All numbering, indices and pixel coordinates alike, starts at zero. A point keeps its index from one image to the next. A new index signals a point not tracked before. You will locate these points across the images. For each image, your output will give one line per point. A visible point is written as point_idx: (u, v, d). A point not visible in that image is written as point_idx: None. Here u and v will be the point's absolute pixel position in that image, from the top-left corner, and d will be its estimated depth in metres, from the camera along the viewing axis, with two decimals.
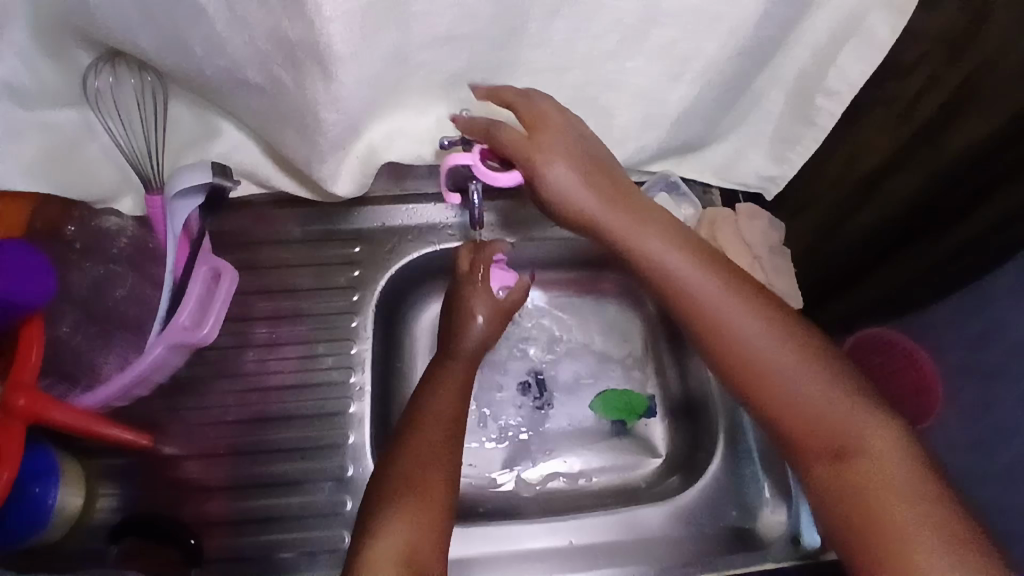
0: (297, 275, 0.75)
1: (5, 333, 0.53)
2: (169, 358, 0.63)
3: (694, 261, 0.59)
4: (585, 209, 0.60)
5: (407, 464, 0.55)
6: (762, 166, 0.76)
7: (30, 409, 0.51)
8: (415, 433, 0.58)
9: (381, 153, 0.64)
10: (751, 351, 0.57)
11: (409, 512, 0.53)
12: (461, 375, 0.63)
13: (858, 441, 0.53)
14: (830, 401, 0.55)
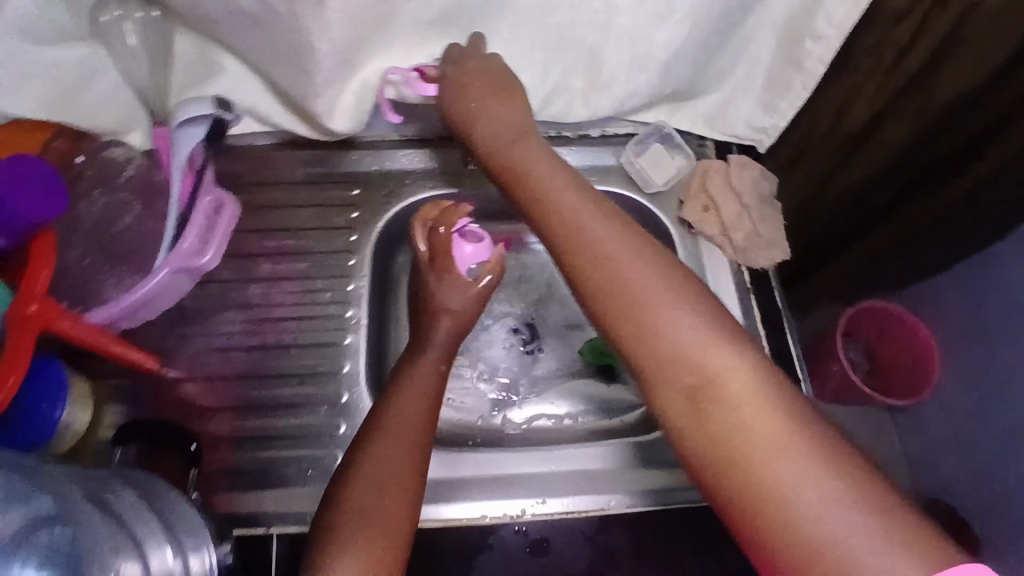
0: (298, 214, 0.78)
1: (20, 246, 0.55)
2: (175, 282, 0.66)
3: (569, 188, 0.54)
4: (499, 152, 0.60)
5: (370, 481, 0.57)
6: (752, 116, 0.77)
7: (42, 315, 0.54)
8: (374, 450, 0.58)
9: (376, 89, 0.66)
10: (615, 280, 0.48)
11: (370, 536, 0.53)
12: (421, 385, 0.64)
13: (719, 377, 0.44)
14: (694, 333, 0.46)
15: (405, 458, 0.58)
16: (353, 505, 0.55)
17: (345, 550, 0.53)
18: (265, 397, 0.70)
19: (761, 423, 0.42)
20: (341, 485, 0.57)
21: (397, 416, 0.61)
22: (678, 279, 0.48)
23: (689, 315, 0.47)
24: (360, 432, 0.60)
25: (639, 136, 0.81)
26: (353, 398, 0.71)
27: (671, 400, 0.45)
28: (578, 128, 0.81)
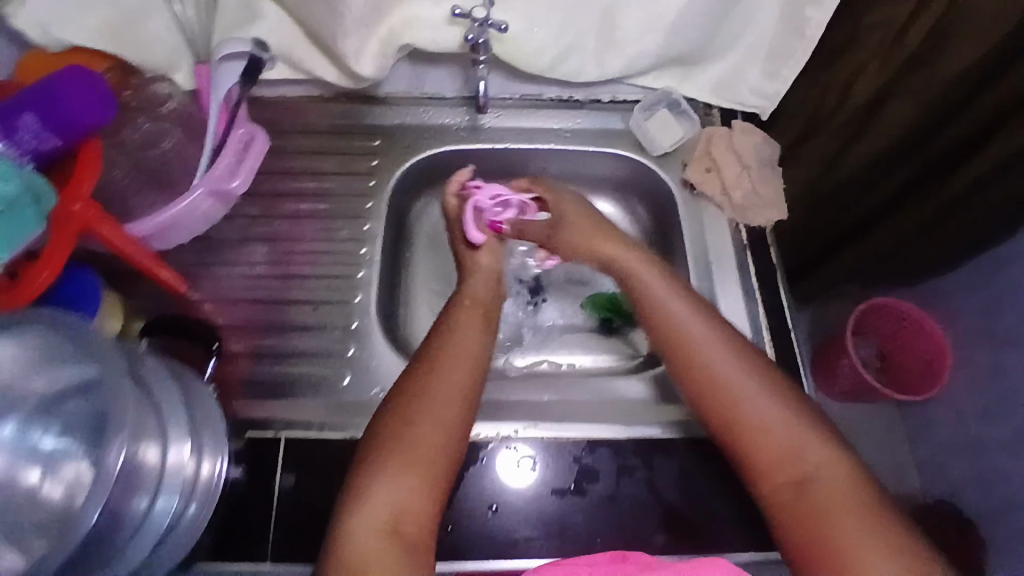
0: (322, 160, 0.84)
1: (67, 154, 0.61)
2: (208, 206, 0.72)
3: (680, 294, 0.69)
4: (602, 246, 0.76)
5: (415, 423, 0.62)
6: (757, 84, 0.80)
7: (83, 216, 0.59)
8: (424, 383, 0.64)
9: (400, 36, 0.69)
10: (743, 401, 0.64)
11: (406, 471, 0.59)
12: (463, 335, 0.69)
13: (812, 467, 0.60)
14: (788, 435, 0.62)
15: (451, 403, 0.63)
16: (398, 442, 0.60)
17: (382, 480, 0.59)
18: (281, 322, 0.75)
19: (801, 458, 0.61)
20: (380, 424, 0.62)
21: (442, 361, 0.66)
22: (740, 351, 0.66)
23: (756, 383, 0.64)
24: (404, 379, 0.66)
25: (647, 101, 0.84)
26: (363, 325, 0.75)
27: (740, 449, 0.63)
28: (588, 90, 0.85)
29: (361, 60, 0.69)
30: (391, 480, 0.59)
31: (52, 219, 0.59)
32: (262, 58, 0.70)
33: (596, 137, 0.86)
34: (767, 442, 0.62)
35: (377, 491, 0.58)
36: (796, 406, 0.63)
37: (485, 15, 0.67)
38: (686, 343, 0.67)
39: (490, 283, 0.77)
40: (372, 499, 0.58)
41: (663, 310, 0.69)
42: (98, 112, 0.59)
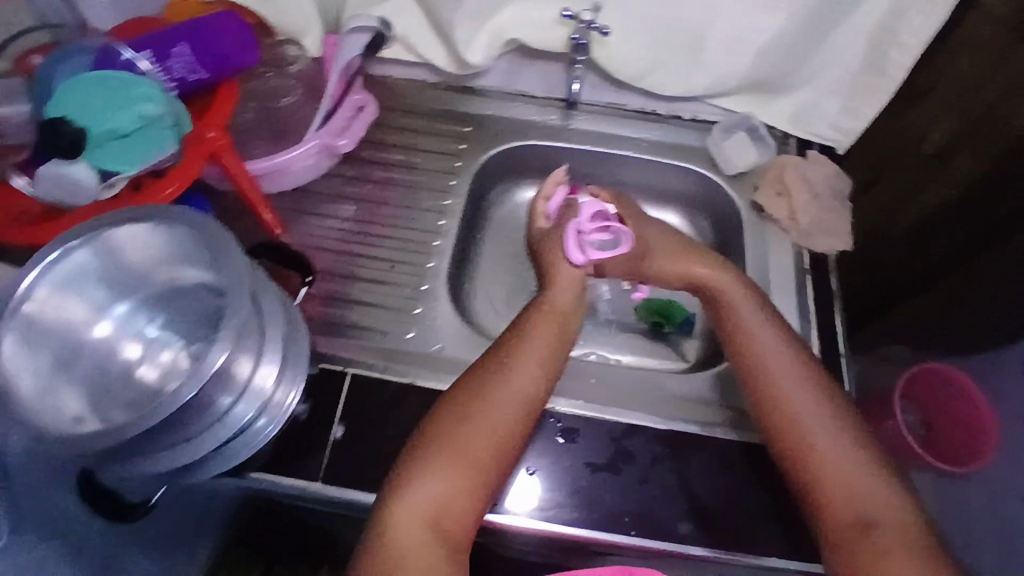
0: (414, 137, 0.90)
1: (208, 89, 0.70)
2: (317, 160, 0.78)
3: (770, 325, 0.72)
4: (696, 271, 0.77)
5: (474, 426, 0.65)
6: (835, 118, 0.83)
7: (216, 143, 0.68)
8: (498, 378, 0.68)
9: (507, 30, 0.75)
10: (813, 439, 0.66)
11: (453, 468, 0.63)
12: (541, 345, 0.71)
13: (874, 518, 0.63)
14: (858, 479, 0.65)
15: (513, 411, 0.66)
16: (450, 440, 0.64)
17: (430, 476, 0.63)
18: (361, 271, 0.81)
19: (868, 522, 0.63)
20: (444, 418, 0.66)
21: (514, 369, 0.69)
22: (834, 408, 0.68)
23: (834, 444, 0.66)
24: (473, 379, 0.68)
25: (725, 124, 0.87)
26: (431, 289, 0.81)
27: (808, 497, 0.65)
28: (671, 106, 0.89)
29: (472, 47, 0.76)
30: (439, 478, 0.63)
31: (188, 141, 0.67)
32: (385, 35, 0.76)
33: (673, 152, 0.89)
34: (830, 501, 0.64)
35: (428, 485, 0.62)
36: (869, 468, 0.65)
37: (592, 19, 0.73)
38: (773, 392, 0.69)
39: (573, 299, 0.77)
40: (419, 493, 0.62)
41: (752, 353, 0.71)
42: (247, 57, 0.69)
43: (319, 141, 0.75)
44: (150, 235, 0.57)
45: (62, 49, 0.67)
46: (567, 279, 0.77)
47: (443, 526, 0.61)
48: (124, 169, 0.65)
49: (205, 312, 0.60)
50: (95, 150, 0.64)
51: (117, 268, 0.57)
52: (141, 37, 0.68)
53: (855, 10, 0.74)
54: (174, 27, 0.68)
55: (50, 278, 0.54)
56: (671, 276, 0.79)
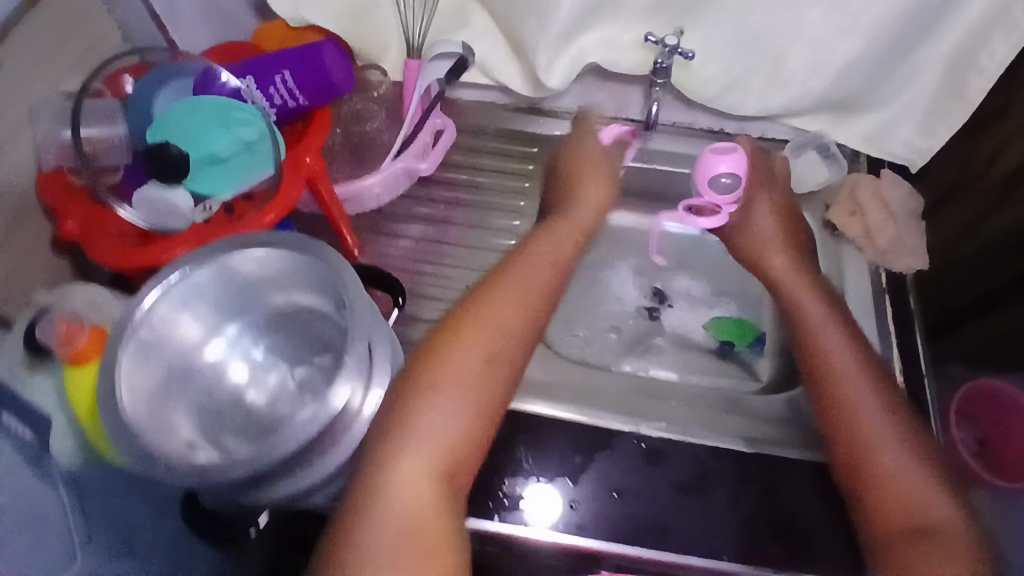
0: (482, 158, 0.90)
1: (303, 115, 0.72)
2: (397, 182, 0.81)
3: (826, 307, 0.71)
4: (786, 284, 0.75)
5: (480, 349, 0.59)
6: (910, 139, 0.83)
7: (312, 166, 0.70)
8: (519, 314, 0.62)
9: (587, 55, 0.77)
10: (865, 413, 0.63)
11: (466, 408, 0.56)
12: (546, 267, 0.67)
13: (926, 521, 0.57)
14: (917, 476, 0.59)
15: (520, 332, 0.61)
16: (456, 361, 0.58)
17: (437, 399, 0.56)
18: (435, 289, 0.82)
19: (917, 493, 0.58)
20: (447, 339, 0.59)
21: (517, 290, 0.63)
22: (882, 380, 0.65)
23: (880, 407, 0.63)
24: (476, 300, 0.63)
25: (795, 141, 0.87)
26: None
27: (855, 463, 0.61)
28: (740, 125, 0.89)
29: (552, 72, 0.77)
30: (445, 402, 0.56)
31: (286, 165, 0.69)
32: (468, 60, 0.78)
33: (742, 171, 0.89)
34: (875, 470, 0.60)
35: (433, 409, 0.56)
36: (913, 435, 0.61)
37: (676, 43, 0.72)
38: (819, 355, 0.67)
39: (576, 235, 0.73)
40: (425, 421, 0.55)
41: (809, 331, 0.69)
42: (342, 84, 0.71)
43: (405, 164, 0.79)
44: (263, 260, 0.60)
45: (158, 72, 0.69)
46: (576, 220, 0.74)
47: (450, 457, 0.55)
48: (219, 195, 0.68)
49: (312, 338, 0.62)
50: (195, 175, 0.67)
51: (230, 287, 0.60)
52: (242, 64, 0.70)
53: (936, 33, 0.75)
54: (276, 54, 0.70)
55: (168, 300, 0.57)
56: (779, 275, 0.76)
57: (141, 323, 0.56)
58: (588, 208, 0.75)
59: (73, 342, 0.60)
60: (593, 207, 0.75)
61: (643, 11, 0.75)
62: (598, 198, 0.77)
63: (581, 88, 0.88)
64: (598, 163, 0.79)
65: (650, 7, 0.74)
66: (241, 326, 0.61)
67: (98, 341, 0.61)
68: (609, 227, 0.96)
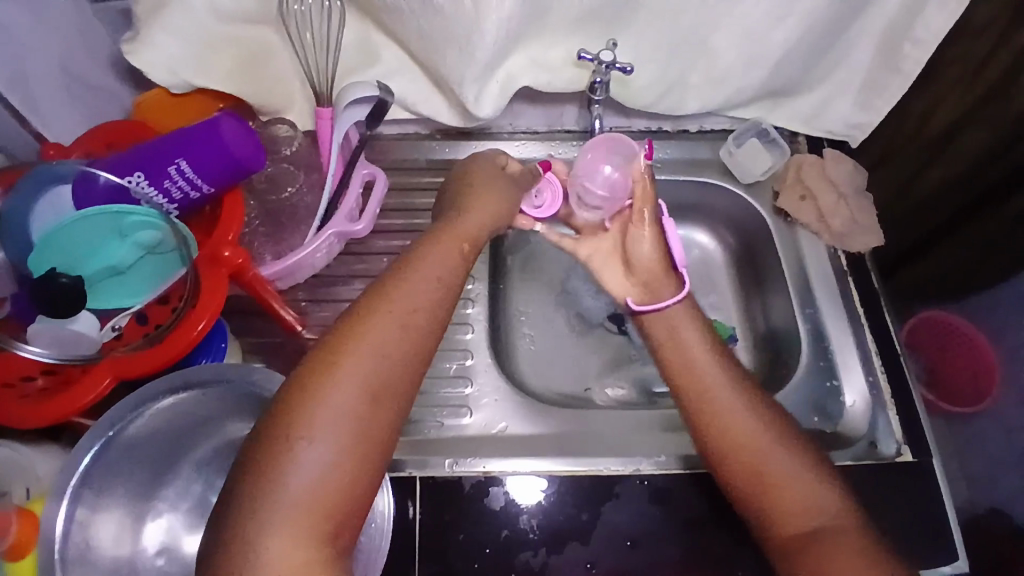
0: (414, 196, 0.81)
1: (213, 199, 0.64)
2: (330, 248, 0.72)
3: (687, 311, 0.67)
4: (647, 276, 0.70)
5: (349, 389, 0.49)
6: (849, 114, 0.82)
7: (234, 261, 0.60)
8: (377, 321, 0.52)
9: (518, 79, 0.72)
10: (725, 416, 0.60)
11: (343, 452, 0.47)
12: (430, 282, 0.57)
13: (808, 522, 0.56)
14: (791, 471, 0.58)
15: (404, 363, 0.52)
16: (329, 394, 0.48)
17: (305, 456, 0.46)
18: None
19: (801, 499, 0.56)
20: (311, 382, 0.49)
21: (396, 313, 0.53)
22: (752, 393, 0.62)
23: (752, 411, 0.61)
24: (342, 332, 0.52)
25: (736, 132, 0.85)
26: (478, 360, 0.76)
27: (747, 481, 0.58)
28: (678, 122, 0.86)
29: (482, 101, 0.71)
30: (318, 459, 0.47)
31: (201, 264, 0.60)
32: (387, 101, 0.70)
33: (687, 168, 0.86)
34: (771, 484, 0.57)
35: (307, 470, 0.46)
36: (790, 441, 0.59)
37: (611, 59, 0.69)
38: (685, 372, 0.64)
39: (460, 244, 0.61)
40: (294, 487, 0.46)
41: (670, 349, 0.66)
42: (254, 158, 0.61)
43: (339, 228, 0.70)
44: (179, 405, 0.56)
45: (30, 177, 0.57)
46: (460, 230, 0.62)
47: (334, 522, 0.46)
48: (133, 304, 0.59)
49: None
50: (92, 291, 0.58)
51: (155, 442, 0.56)
52: (130, 152, 0.60)
53: (867, 10, 0.73)
54: (168, 135, 0.60)
55: (97, 471, 0.53)
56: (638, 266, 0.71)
57: (74, 506, 0.52)
58: (484, 216, 0.65)
59: (4, 536, 0.49)
60: (485, 211, 0.65)
61: (570, 25, 0.69)
62: (490, 203, 0.66)
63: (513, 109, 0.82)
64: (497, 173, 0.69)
65: (578, 19, 0.68)
66: (181, 472, 0.58)
67: (31, 525, 0.50)
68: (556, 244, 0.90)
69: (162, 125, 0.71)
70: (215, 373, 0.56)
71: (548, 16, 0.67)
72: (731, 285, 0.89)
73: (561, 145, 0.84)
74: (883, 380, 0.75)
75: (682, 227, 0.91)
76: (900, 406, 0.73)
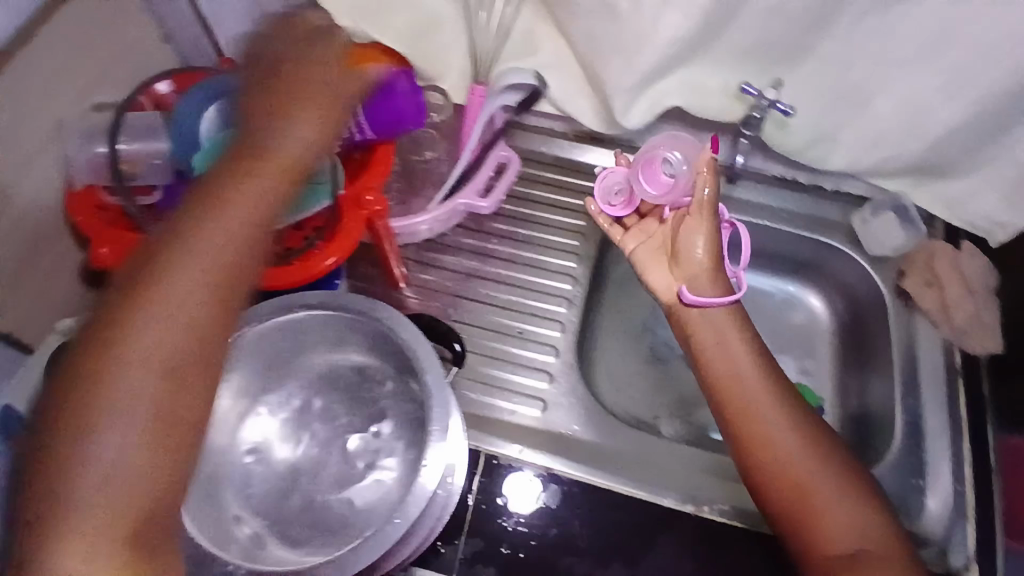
0: (532, 188, 0.83)
1: (363, 146, 0.68)
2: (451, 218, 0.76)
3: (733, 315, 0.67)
4: (693, 272, 0.69)
5: (158, 344, 0.45)
6: (986, 214, 0.76)
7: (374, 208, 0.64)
8: (147, 278, 0.46)
9: (667, 100, 0.71)
10: (767, 427, 0.61)
11: (143, 441, 0.43)
12: (231, 226, 0.50)
13: (846, 546, 0.56)
14: (831, 490, 0.59)
15: (195, 338, 0.47)
16: (118, 372, 0.43)
17: (107, 451, 0.42)
18: (479, 329, 0.77)
19: (836, 524, 0.57)
20: (104, 357, 0.44)
21: (190, 263, 0.48)
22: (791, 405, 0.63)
23: (790, 424, 0.62)
24: (149, 279, 0.46)
25: (874, 202, 0.82)
26: (561, 361, 0.75)
27: (786, 502, 0.59)
28: (815, 177, 0.83)
29: (628, 113, 0.71)
30: (111, 448, 0.42)
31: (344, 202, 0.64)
32: (541, 91, 0.74)
33: (813, 225, 0.83)
34: (813, 509, 0.58)
35: (99, 458, 0.41)
36: (830, 461, 0.60)
37: (775, 99, 0.68)
38: (723, 384, 0.65)
39: (282, 169, 0.54)
40: (88, 480, 0.41)
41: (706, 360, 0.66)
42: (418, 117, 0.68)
43: (467, 202, 0.74)
44: (303, 319, 0.54)
45: (208, 87, 0.63)
46: (276, 151, 0.55)
47: (140, 529, 0.42)
48: None
49: (370, 403, 0.56)
50: None
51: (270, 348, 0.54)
52: (304, 86, 0.64)
53: None
54: (346, 83, 0.64)
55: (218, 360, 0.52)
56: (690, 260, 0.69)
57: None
58: (307, 131, 0.57)
59: None
60: (313, 132, 0.57)
61: (734, 56, 0.68)
62: (317, 125, 0.58)
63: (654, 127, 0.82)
64: (326, 102, 0.59)
65: (745, 53, 0.68)
66: (285, 384, 0.56)
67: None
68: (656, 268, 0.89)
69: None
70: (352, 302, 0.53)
71: (717, 42, 0.67)
72: (832, 353, 0.86)
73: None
74: (971, 492, 0.70)
75: (793, 283, 0.89)
76: (983, 520, 0.69)
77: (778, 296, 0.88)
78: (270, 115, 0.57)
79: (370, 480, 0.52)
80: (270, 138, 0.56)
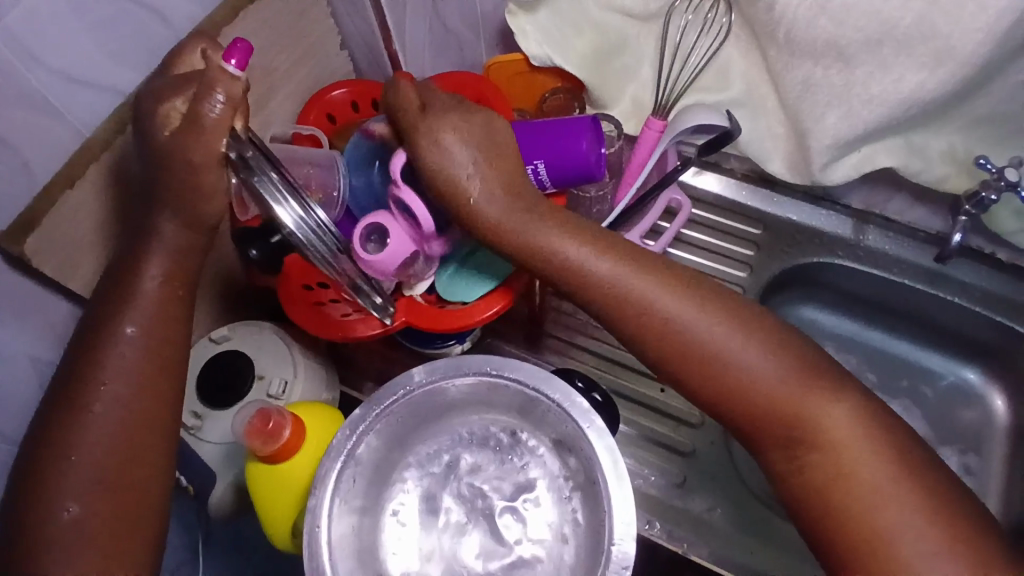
0: (690, 229, 0.77)
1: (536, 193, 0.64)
2: None
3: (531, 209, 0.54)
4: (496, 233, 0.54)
5: (85, 465, 0.47)
6: None
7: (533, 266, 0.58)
8: (93, 375, 0.48)
9: (876, 160, 0.62)
10: (645, 316, 0.52)
11: (98, 533, 0.46)
12: (133, 337, 0.49)
13: (808, 443, 0.48)
14: (749, 375, 0.49)
15: (150, 419, 0.49)
16: (72, 472, 0.46)
17: (64, 539, 0.45)
18: (614, 377, 0.71)
19: (771, 385, 0.49)
20: (45, 475, 0.46)
21: (122, 352, 0.49)
22: (645, 271, 0.53)
23: (653, 297, 0.52)
24: (77, 384, 0.48)
25: None
26: (703, 430, 0.68)
27: (709, 387, 0.51)
28: (1016, 255, 0.70)
29: (832, 169, 0.64)
30: (68, 544, 0.45)
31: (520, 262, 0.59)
32: (733, 131, 0.64)
33: (1010, 312, 0.70)
34: (727, 390, 0.50)
35: (60, 551, 0.45)
36: (717, 327, 0.51)
37: (1018, 179, 0.57)
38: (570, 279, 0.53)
39: (186, 237, 0.51)
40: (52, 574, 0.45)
41: (549, 266, 0.54)
42: (596, 168, 0.61)
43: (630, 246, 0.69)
44: (468, 386, 0.51)
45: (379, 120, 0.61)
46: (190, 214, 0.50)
47: None
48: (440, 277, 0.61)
49: (519, 472, 0.52)
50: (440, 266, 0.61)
51: (429, 405, 0.52)
52: None
53: None
54: (529, 133, 0.61)
55: (384, 415, 0.50)
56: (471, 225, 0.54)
57: (354, 442, 0.48)
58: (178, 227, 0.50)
59: (277, 437, 0.50)
60: (182, 219, 0.50)
61: (968, 121, 0.59)
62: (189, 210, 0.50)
63: (862, 189, 0.73)
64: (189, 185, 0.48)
65: (983, 119, 0.58)
66: (437, 439, 0.53)
67: (301, 433, 0.52)
68: (812, 327, 0.80)
69: (518, 106, 0.74)
70: (527, 374, 0.50)
71: (956, 108, 0.58)
72: (1006, 460, 0.72)
73: (873, 233, 0.74)
74: None
75: (972, 370, 0.76)
76: None
77: (948, 379, 0.77)
78: (150, 208, 0.50)
79: (516, 559, 0.49)
80: (147, 241, 0.50)
